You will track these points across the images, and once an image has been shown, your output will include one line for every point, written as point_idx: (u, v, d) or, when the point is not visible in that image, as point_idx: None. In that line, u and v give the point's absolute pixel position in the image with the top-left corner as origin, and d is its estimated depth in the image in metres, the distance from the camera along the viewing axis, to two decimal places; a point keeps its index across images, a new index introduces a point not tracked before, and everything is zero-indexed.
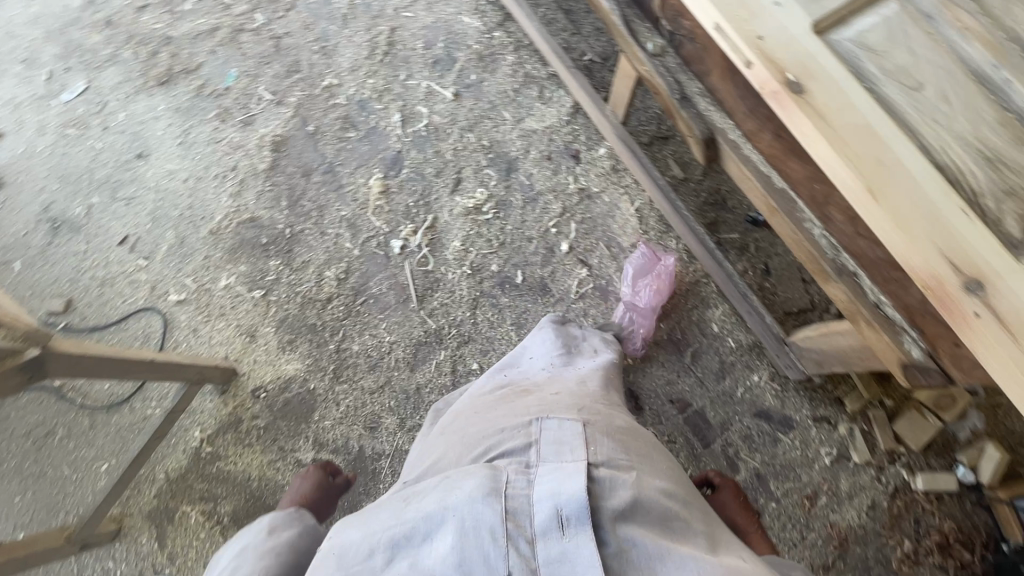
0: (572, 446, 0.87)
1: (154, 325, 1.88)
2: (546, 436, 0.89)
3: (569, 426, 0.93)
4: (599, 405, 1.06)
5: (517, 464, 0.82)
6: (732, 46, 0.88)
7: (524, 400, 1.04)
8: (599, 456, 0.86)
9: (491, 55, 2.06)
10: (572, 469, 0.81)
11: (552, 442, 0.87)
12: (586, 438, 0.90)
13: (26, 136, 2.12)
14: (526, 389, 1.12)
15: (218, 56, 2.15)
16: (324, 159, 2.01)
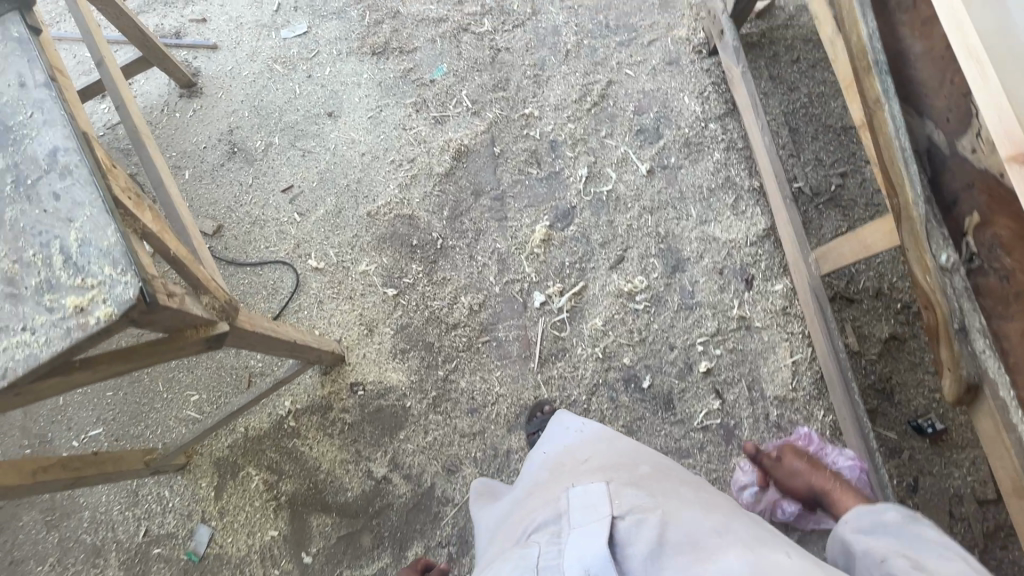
0: (593, 502, 0.83)
1: (285, 282, 1.91)
2: (569, 503, 0.86)
3: (596, 483, 0.89)
4: (638, 462, 1.02)
5: (547, 538, 0.82)
6: None
7: (559, 479, 1.01)
8: (623, 507, 0.82)
9: (698, 144, 1.96)
10: (594, 526, 0.78)
11: (581, 503, 0.84)
12: (612, 491, 0.86)
13: (237, 57, 2.19)
14: (558, 466, 1.08)
15: (435, 47, 2.16)
16: (498, 185, 1.98)
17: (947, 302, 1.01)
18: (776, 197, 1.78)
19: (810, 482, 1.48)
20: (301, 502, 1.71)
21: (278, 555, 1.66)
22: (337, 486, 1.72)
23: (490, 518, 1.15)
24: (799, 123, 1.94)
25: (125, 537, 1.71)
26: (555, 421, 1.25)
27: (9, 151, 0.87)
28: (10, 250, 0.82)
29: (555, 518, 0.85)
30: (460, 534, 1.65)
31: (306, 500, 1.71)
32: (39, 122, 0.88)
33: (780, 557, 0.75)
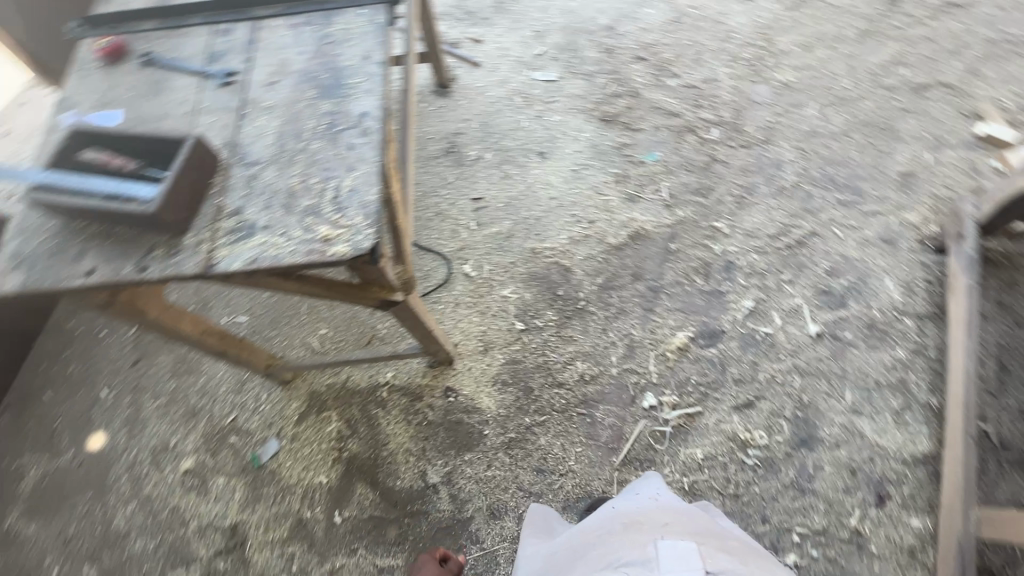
0: (683, 555, 0.88)
1: (437, 273, 2.08)
2: (663, 551, 0.89)
3: (685, 543, 0.92)
4: (720, 537, 1.04)
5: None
6: None
7: (641, 526, 1.03)
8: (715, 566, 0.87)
9: (882, 332, 1.82)
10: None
11: (672, 551, 0.89)
12: (701, 551, 0.90)
13: (490, 78, 2.50)
14: (633, 514, 1.10)
15: (658, 135, 2.28)
16: (659, 278, 1.99)
17: None
18: (959, 440, 1.52)
19: None
20: (358, 466, 1.81)
21: (318, 501, 1.77)
22: (393, 470, 1.80)
23: (551, 551, 1.16)
24: (1013, 362, 1.70)
25: (217, 415, 1.93)
26: (642, 483, 1.30)
27: (335, 100, 1.08)
28: (302, 171, 1.01)
29: (644, 558, 0.88)
30: None
31: (362, 466, 1.81)
32: (364, 88, 1.09)
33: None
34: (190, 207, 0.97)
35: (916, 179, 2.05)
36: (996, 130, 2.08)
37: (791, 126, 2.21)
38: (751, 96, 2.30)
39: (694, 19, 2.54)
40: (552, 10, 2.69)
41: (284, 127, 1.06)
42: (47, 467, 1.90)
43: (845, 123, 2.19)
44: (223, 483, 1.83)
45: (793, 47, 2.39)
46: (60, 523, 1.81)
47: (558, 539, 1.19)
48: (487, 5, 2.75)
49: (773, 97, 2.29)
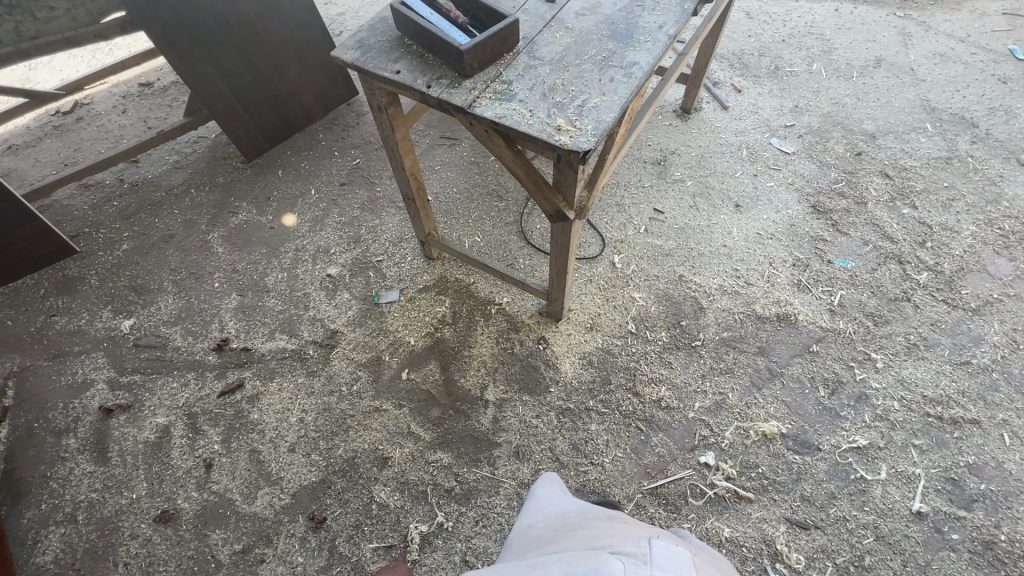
0: (674, 559, 0.88)
1: (589, 249, 2.26)
2: (658, 555, 0.89)
3: (681, 551, 0.93)
4: (685, 544, 1.07)
5: (633, 561, 0.85)
6: None
7: (624, 528, 1.05)
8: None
9: (996, 558, 1.57)
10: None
11: (666, 552, 0.89)
12: (687, 561, 0.90)
13: (730, 124, 2.62)
14: (608, 517, 1.15)
15: (860, 248, 2.19)
16: (783, 365, 1.93)
17: None
18: None
19: None
20: (441, 348, 2.05)
21: (398, 353, 2.05)
22: (463, 368, 2.00)
23: (521, 538, 1.20)
24: None
25: (371, 251, 2.32)
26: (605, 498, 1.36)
27: (621, 44, 1.29)
28: (568, 78, 1.23)
29: (637, 550, 0.89)
30: (471, 488, 1.76)
31: (444, 351, 2.05)
32: (646, 46, 1.29)
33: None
34: (482, 64, 1.25)
35: None
36: None
37: (1014, 312, 1.98)
38: (985, 264, 2.10)
39: (966, 167, 2.37)
40: (823, 96, 2.70)
41: (572, 45, 1.30)
42: (251, 217, 2.46)
43: None
44: (346, 298, 2.19)
45: None
46: (237, 257, 2.34)
47: (529, 526, 1.23)
48: (765, 66, 2.86)
49: (1010, 277, 2.06)
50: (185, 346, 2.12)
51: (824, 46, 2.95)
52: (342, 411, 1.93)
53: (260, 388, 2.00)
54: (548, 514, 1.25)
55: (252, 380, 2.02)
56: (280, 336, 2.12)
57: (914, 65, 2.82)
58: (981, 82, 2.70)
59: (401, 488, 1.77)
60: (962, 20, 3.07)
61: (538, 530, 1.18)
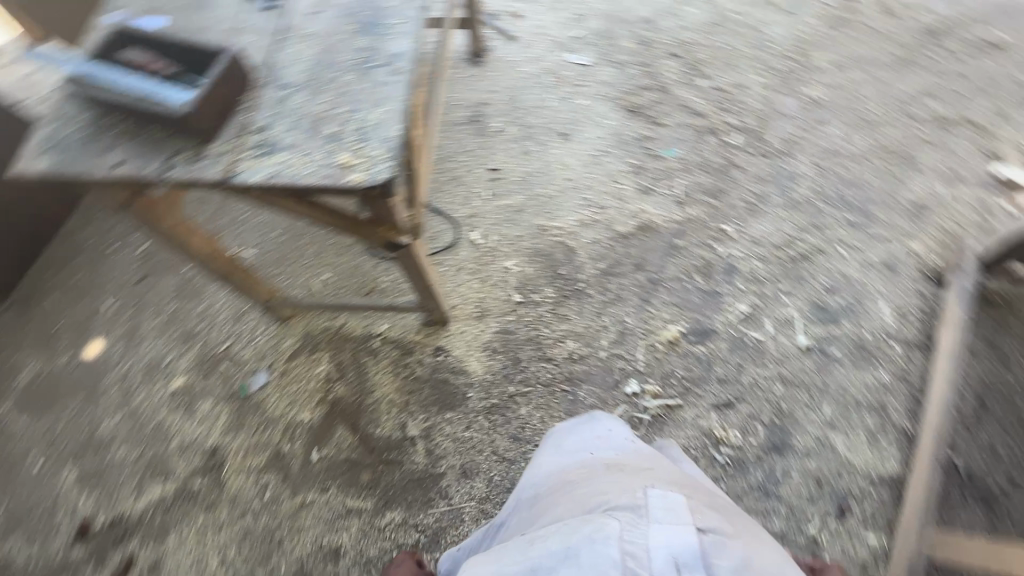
0: (674, 505, 0.80)
1: (445, 237, 2.12)
2: (653, 500, 0.81)
3: (674, 493, 0.86)
4: (683, 488, 1.00)
5: (627, 516, 0.77)
6: None
7: (621, 479, 0.98)
8: (705, 522, 0.79)
9: (869, 354, 1.84)
10: (681, 529, 0.74)
11: (664, 500, 0.80)
12: (689, 505, 0.82)
13: (523, 55, 2.52)
14: (608, 465, 1.08)
15: (680, 133, 2.29)
16: (660, 272, 2.02)
17: None
18: (924, 466, 1.59)
19: None
20: (342, 408, 1.86)
21: (298, 435, 1.82)
22: (374, 417, 1.84)
23: (526, 500, 1.15)
24: (994, 402, 1.73)
25: (213, 340, 1.98)
26: (609, 424, 1.30)
27: (373, 37, 1.11)
28: (330, 98, 1.04)
29: (633, 502, 0.81)
30: (437, 529, 1.67)
31: (346, 409, 1.85)
32: (402, 30, 1.12)
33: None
34: (218, 116, 1.01)
35: (929, 210, 2.07)
36: (1015, 176, 2.09)
37: (812, 142, 2.23)
38: (778, 107, 2.32)
39: (733, 24, 2.54)
40: None
41: (320, 55, 1.09)
42: (43, 366, 1.97)
43: (865, 146, 2.21)
44: (210, 405, 1.88)
45: (827, 66, 2.40)
46: (49, 420, 1.88)
47: (532, 486, 1.18)
48: None
49: (799, 112, 2.30)
50: (35, 554, 1.70)
51: None
52: (265, 526, 1.70)
53: (156, 554, 1.68)
54: (548, 468, 1.20)
55: (143, 549, 1.69)
56: (152, 483, 1.77)
57: None
58: None
59: (367, 570, 1.63)
60: None
61: (540, 491, 1.13)
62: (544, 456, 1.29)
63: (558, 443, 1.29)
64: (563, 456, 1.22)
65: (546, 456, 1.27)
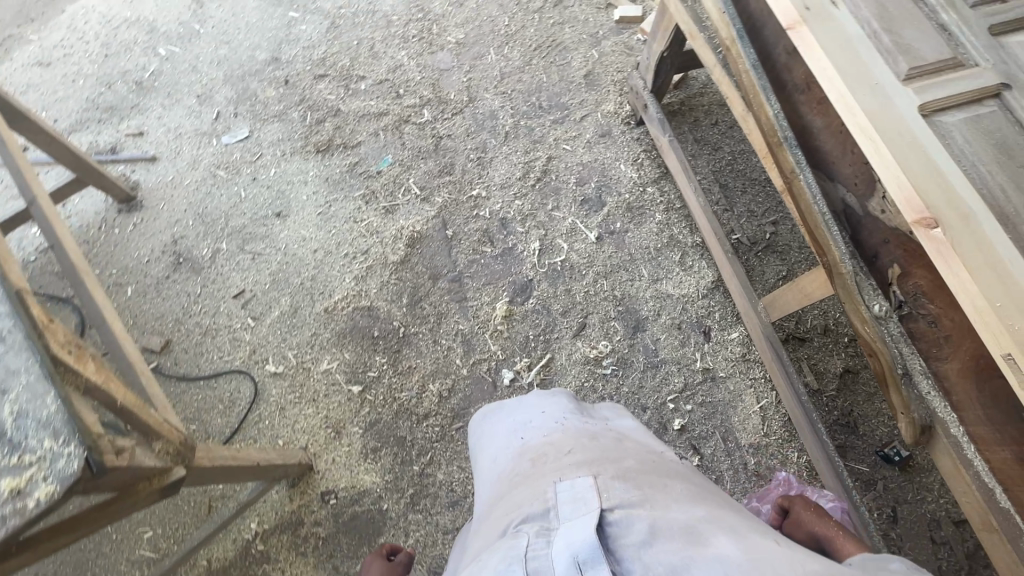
0: (582, 495, 0.80)
1: (243, 392, 1.81)
2: (562, 496, 0.81)
3: (584, 480, 0.85)
4: (609, 454, 0.95)
5: (535, 530, 0.75)
6: (890, 171, 0.96)
7: (544, 471, 0.93)
8: (611, 499, 0.79)
9: (640, 209, 2.08)
10: (584, 519, 0.74)
11: (571, 496, 0.81)
12: (598, 485, 0.82)
13: (176, 166, 2.17)
14: (543, 448, 1.03)
15: (379, 140, 2.21)
16: (455, 267, 1.99)
17: (890, 350, 1.07)
18: (722, 256, 1.85)
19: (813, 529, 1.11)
20: None
21: None
22: None
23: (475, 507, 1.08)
24: (728, 180, 2.10)
25: None
26: (546, 398, 1.19)
27: None
28: None
29: (544, 508, 0.80)
30: None
31: None
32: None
33: (771, 544, 0.72)
34: None
35: (597, 74, 2.33)
36: (628, 12, 2.43)
37: (484, 78, 2.33)
38: (437, 66, 2.36)
39: (349, 18, 2.48)
40: (202, 66, 2.37)
41: None
42: None
43: (522, 55, 2.37)
44: None
45: (448, 9, 2.49)
46: None
47: (483, 475, 1.13)
48: (130, 97, 2.31)
49: (456, 60, 2.37)
50: None
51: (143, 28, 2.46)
52: None
53: None
54: (492, 455, 1.13)
55: None
56: None
57: None
58: None
59: None
60: None
61: (490, 483, 1.08)
62: (482, 450, 1.18)
63: (494, 429, 1.18)
64: (502, 447, 1.12)
65: (487, 445, 1.17)
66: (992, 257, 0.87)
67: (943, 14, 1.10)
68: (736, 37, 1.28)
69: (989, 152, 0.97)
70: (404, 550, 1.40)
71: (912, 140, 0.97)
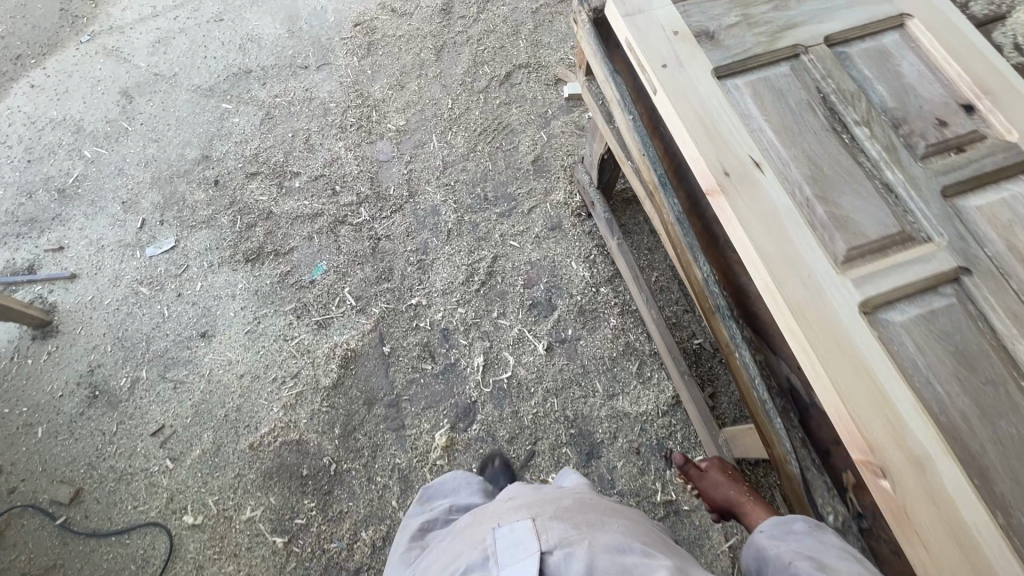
0: (520, 537, 0.80)
1: (157, 548, 1.65)
2: (501, 540, 0.81)
3: (522, 519, 0.84)
4: (553, 495, 0.95)
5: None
6: (827, 388, 0.80)
7: (488, 515, 0.92)
8: (549, 539, 0.79)
9: (593, 312, 1.91)
10: (524, 565, 0.75)
11: (509, 537, 0.81)
12: (535, 526, 0.82)
13: (97, 284, 2.03)
14: (490, 497, 1.02)
15: (312, 244, 2.06)
16: (392, 389, 1.83)
17: None
18: (681, 378, 1.69)
19: (728, 493, 1.33)
20: None
21: None
22: None
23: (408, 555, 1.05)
24: None
25: None
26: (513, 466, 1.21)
27: None
28: None
29: (482, 559, 0.80)
30: None
31: None
32: None
33: None
34: None
35: (547, 159, 2.18)
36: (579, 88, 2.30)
37: (425, 169, 2.19)
38: (376, 158, 2.21)
39: (284, 107, 2.34)
40: (128, 168, 2.24)
41: None
42: None
43: (466, 141, 2.23)
44: None
45: (388, 92, 2.36)
46: None
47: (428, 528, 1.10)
48: (50, 200, 2.19)
49: (397, 150, 2.23)
50: None
51: (69, 126, 2.34)
52: None
53: None
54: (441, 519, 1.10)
55: None
56: None
57: (155, 67, 2.47)
58: (209, 32, 2.56)
59: None
60: None
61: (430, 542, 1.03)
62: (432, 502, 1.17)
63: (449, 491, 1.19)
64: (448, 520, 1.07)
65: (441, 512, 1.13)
66: (957, 520, 0.71)
67: (886, 171, 0.94)
68: (659, 183, 1.11)
69: (946, 360, 0.80)
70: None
71: (854, 347, 0.81)
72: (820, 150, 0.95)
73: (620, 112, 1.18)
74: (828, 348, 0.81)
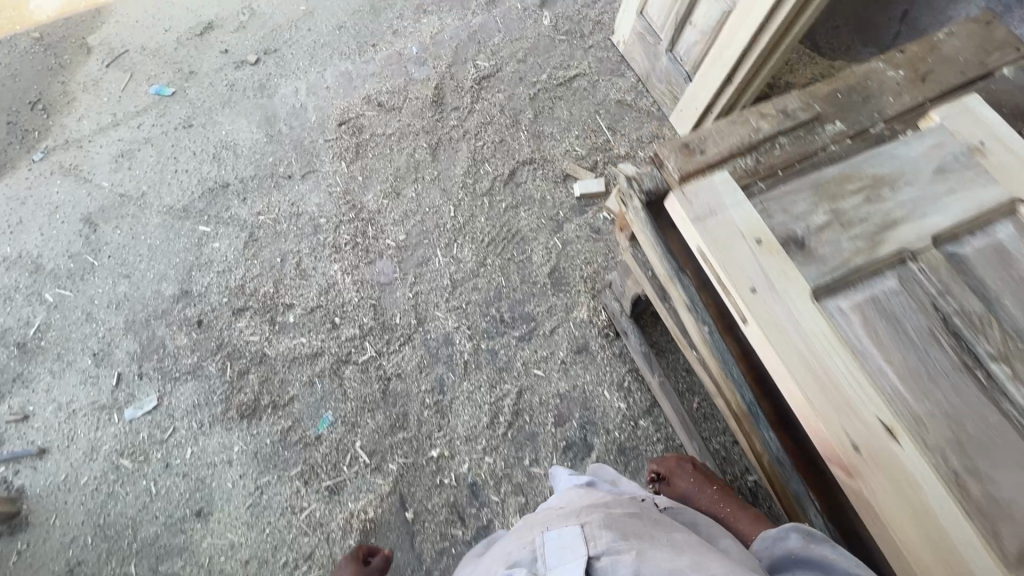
0: (569, 544, 0.85)
1: None
2: (550, 542, 0.88)
3: (573, 526, 0.90)
4: (604, 504, 0.98)
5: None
6: None
7: (540, 524, 0.99)
8: (598, 545, 0.83)
9: (635, 450, 1.74)
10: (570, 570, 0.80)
11: (558, 540, 0.87)
12: (585, 532, 0.86)
13: (70, 458, 1.78)
14: (549, 509, 1.07)
15: (315, 390, 1.85)
16: (420, 564, 1.62)
17: None
18: None
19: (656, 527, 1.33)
20: None
21: None
22: None
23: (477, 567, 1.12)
24: None
25: None
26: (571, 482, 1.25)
27: None
28: None
29: (534, 560, 0.87)
30: None
31: None
32: None
33: None
34: None
35: (564, 269, 2.01)
36: (590, 186, 2.14)
37: (433, 290, 1.99)
38: (377, 281, 2.02)
39: (270, 226, 2.13)
40: (98, 312, 1.99)
41: None
42: None
43: (474, 254, 2.05)
44: None
45: (383, 201, 2.16)
46: None
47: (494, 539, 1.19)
48: (8, 356, 1.92)
49: (399, 269, 2.04)
50: None
51: (26, 263, 2.08)
52: None
53: None
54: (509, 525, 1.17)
55: None
56: None
57: (120, 186, 2.23)
58: (179, 140, 2.33)
59: None
60: (84, 89, 2.47)
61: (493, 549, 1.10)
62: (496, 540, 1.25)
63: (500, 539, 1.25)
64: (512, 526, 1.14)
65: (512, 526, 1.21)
66: None
67: None
68: (749, 412, 1.01)
69: None
70: (381, 551, 1.44)
71: None
72: (959, 398, 0.79)
73: (692, 328, 1.04)
74: (931, 568, 0.73)
